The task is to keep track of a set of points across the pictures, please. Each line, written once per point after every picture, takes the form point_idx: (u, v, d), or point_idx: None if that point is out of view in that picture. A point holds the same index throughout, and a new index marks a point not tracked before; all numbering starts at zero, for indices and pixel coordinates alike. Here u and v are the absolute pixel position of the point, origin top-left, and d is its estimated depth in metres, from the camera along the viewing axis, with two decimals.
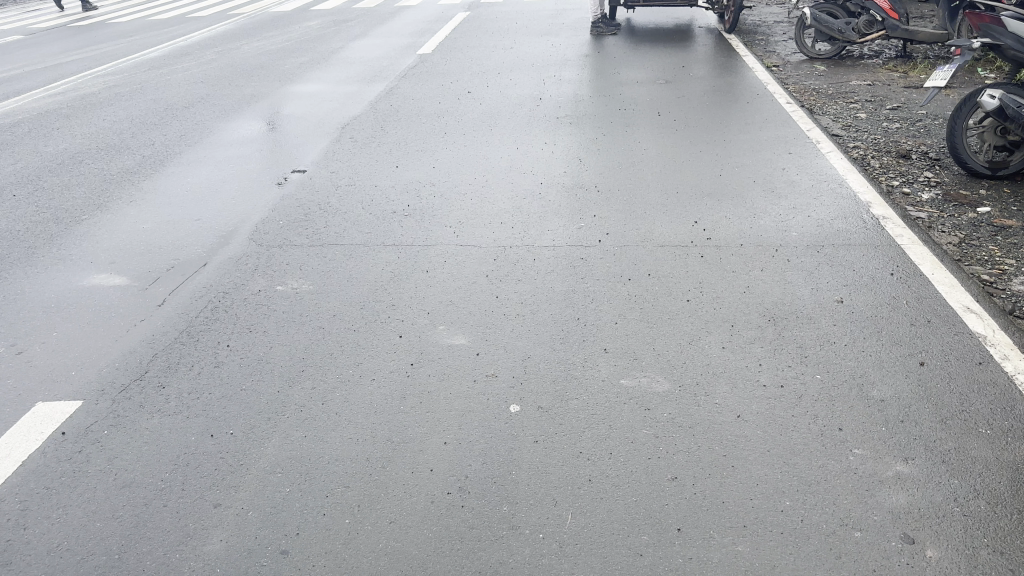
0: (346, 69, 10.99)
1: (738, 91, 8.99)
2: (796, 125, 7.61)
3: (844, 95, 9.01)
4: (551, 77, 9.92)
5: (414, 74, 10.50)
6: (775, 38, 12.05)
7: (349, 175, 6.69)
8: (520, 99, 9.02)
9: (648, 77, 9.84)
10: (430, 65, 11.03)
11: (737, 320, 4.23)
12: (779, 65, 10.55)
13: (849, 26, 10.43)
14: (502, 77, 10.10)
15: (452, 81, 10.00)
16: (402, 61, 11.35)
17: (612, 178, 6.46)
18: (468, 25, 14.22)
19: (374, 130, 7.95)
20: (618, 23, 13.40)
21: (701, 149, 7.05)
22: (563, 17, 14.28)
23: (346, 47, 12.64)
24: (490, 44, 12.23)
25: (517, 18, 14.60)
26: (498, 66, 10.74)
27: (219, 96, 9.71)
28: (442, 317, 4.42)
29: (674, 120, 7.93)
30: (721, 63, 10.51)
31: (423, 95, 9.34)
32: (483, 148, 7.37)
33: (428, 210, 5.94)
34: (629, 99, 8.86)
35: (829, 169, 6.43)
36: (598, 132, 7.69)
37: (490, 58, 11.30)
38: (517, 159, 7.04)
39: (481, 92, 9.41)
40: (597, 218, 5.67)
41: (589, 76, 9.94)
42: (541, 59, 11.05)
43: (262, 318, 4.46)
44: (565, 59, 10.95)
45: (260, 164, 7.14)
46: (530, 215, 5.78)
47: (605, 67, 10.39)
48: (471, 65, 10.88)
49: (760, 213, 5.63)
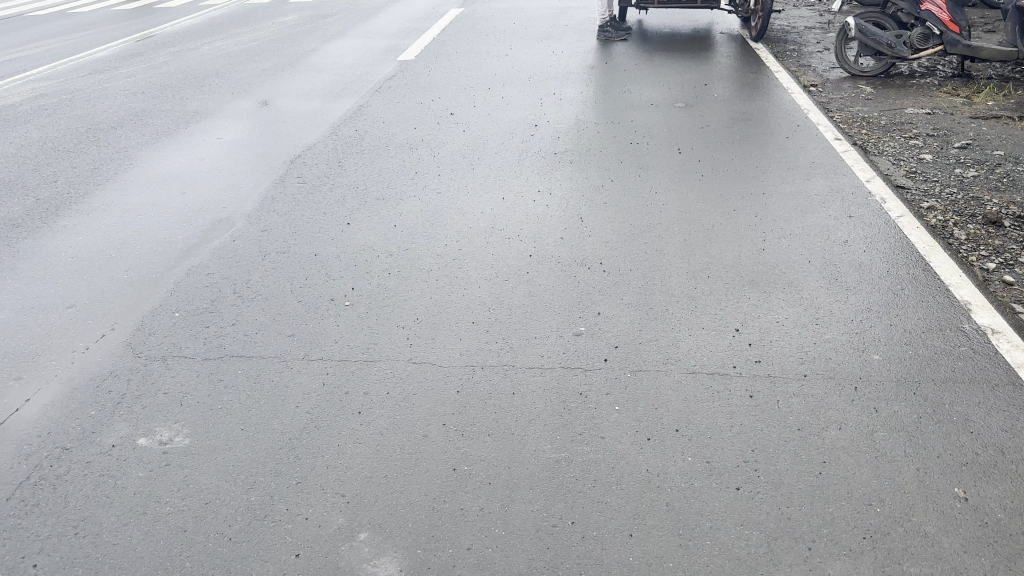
0: (313, 79, 9.51)
1: (773, 120, 7.50)
2: (850, 173, 6.13)
3: (900, 127, 7.50)
4: (549, 97, 8.43)
5: (390, 87, 9.01)
6: (808, 49, 10.55)
7: (283, 236, 5.24)
8: (511, 126, 7.54)
9: (663, 97, 8.35)
10: (410, 75, 9.54)
11: (810, 536, 2.79)
12: (817, 84, 9.05)
13: (900, 40, 8.98)
14: (491, 95, 8.59)
15: (433, 99, 8.51)
16: (379, 70, 9.84)
17: (620, 249, 5.00)
18: (460, 24, 12.70)
19: (329, 166, 6.48)
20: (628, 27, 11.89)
21: (733, 205, 5.59)
22: (566, 18, 12.76)
23: (320, 50, 11.14)
24: (481, 50, 10.74)
25: (516, 17, 13.05)
26: (489, 80, 9.25)
27: (157, 113, 8.24)
28: (368, 507, 2.95)
29: (698, 162, 6.45)
30: (749, 81, 9.02)
31: (397, 117, 7.86)
32: (460, 196, 5.92)
33: (379, 295, 4.50)
34: (642, 128, 7.37)
35: (904, 243, 4.96)
36: (604, 176, 6.22)
37: (480, 68, 9.80)
38: (502, 215, 5.58)
39: (466, 115, 7.92)
40: (602, 318, 4.22)
41: (595, 96, 8.44)
42: (538, 71, 9.55)
43: (99, 505, 3.03)
44: (566, 72, 9.46)
45: (178, 213, 5.67)
46: (512, 309, 4.34)
47: (613, 84, 8.89)
48: (457, 77, 9.38)
49: (821, 315, 4.18)
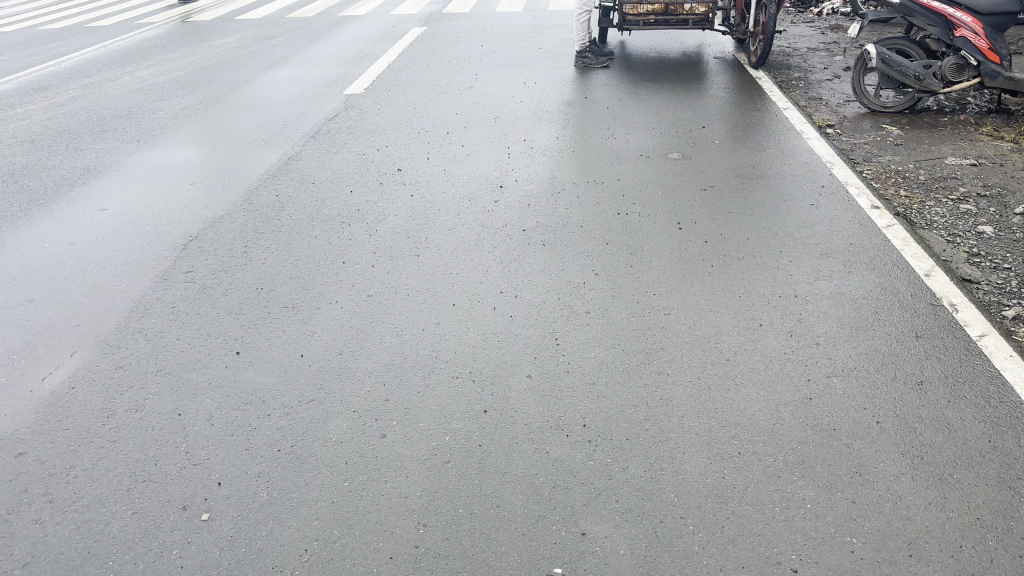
0: (240, 119, 8.08)
1: (791, 178, 6.14)
2: (903, 263, 4.77)
3: (945, 185, 6.16)
4: (518, 148, 7.05)
5: (329, 130, 7.60)
6: (816, 78, 9.25)
7: (145, 382, 3.83)
8: (470, 188, 6.13)
9: (653, 146, 6.98)
10: (355, 115, 8.10)
11: None
12: (834, 123, 7.72)
13: (929, 71, 7.64)
14: (448, 144, 7.20)
15: (377, 148, 7.09)
16: (319, 108, 8.39)
17: (609, 397, 3.59)
18: (420, 47, 11.29)
19: (231, 253, 5.05)
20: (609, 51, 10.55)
21: (757, 317, 4.21)
22: (540, 39, 11.39)
23: (255, 80, 9.70)
24: (439, 81, 9.33)
25: (483, 39, 11.62)
26: (447, 122, 7.84)
27: (39, 170, 6.77)
28: None
29: (705, 245, 5.07)
30: (754, 120, 7.68)
31: (330, 175, 6.42)
32: (397, 299, 4.51)
33: (257, 493, 3.08)
34: (631, 193, 5.99)
35: (1000, 388, 3.61)
36: (587, 269, 4.82)
37: (438, 106, 8.37)
38: (450, 333, 4.16)
39: (416, 171, 6.50)
40: (589, 546, 2.79)
41: (571, 146, 7.06)
42: (506, 110, 8.16)
43: None
44: (539, 111, 8.07)
45: (13, 339, 4.24)
46: (454, 521, 2.90)
47: (593, 128, 7.51)
48: (410, 119, 7.96)
49: (914, 538, 2.81)
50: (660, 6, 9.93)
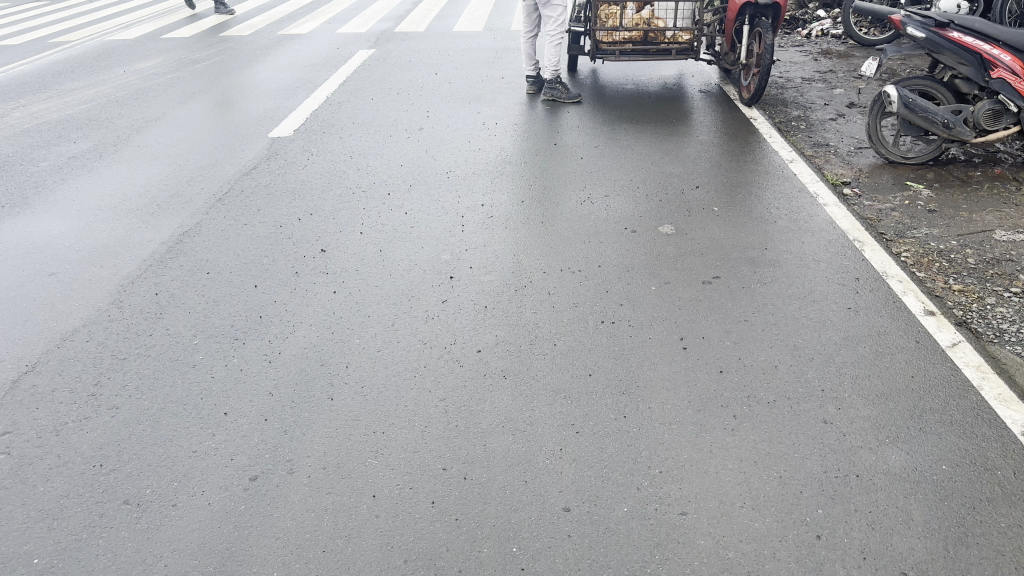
0: (138, 173, 6.69)
1: (815, 263, 4.91)
2: (988, 412, 3.54)
3: (1003, 271, 4.96)
4: (473, 218, 5.74)
5: (243, 190, 6.24)
6: (817, 118, 8.08)
7: None
8: (410, 279, 4.81)
9: (639, 214, 5.71)
10: (276, 168, 6.73)
11: None
12: (849, 178, 6.52)
13: (961, 117, 6.47)
14: (387, 210, 5.88)
15: (297, 216, 5.74)
16: (236, 157, 7.02)
17: None
18: (366, 75, 9.96)
19: (74, 404, 3.69)
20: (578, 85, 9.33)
21: (810, 518, 2.94)
22: (501, 67, 10.12)
23: (168, 118, 8.31)
24: (382, 123, 8.00)
25: (437, 66, 10.30)
26: (387, 178, 6.51)
27: None
28: None
29: (721, 376, 3.78)
30: (756, 175, 6.45)
31: (230, 260, 5.05)
32: (294, 480, 3.15)
33: None
34: (616, 288, 4.69)
35: None
36: (563, 424, 3.46)
37: (379, 157, 7.03)
38: (366, 554, 2.80)
39: (343, 250, 5.16)
40: None
41: (538, 214, 5.77)
42: (459, 163, 6.86)
43: None
44: (499, 165, 6.79)
45: None
46: None
47: (564, 189, 6.24)
48: (343, 173, 6.62)
49: None
50: (639, 33, 8.71)
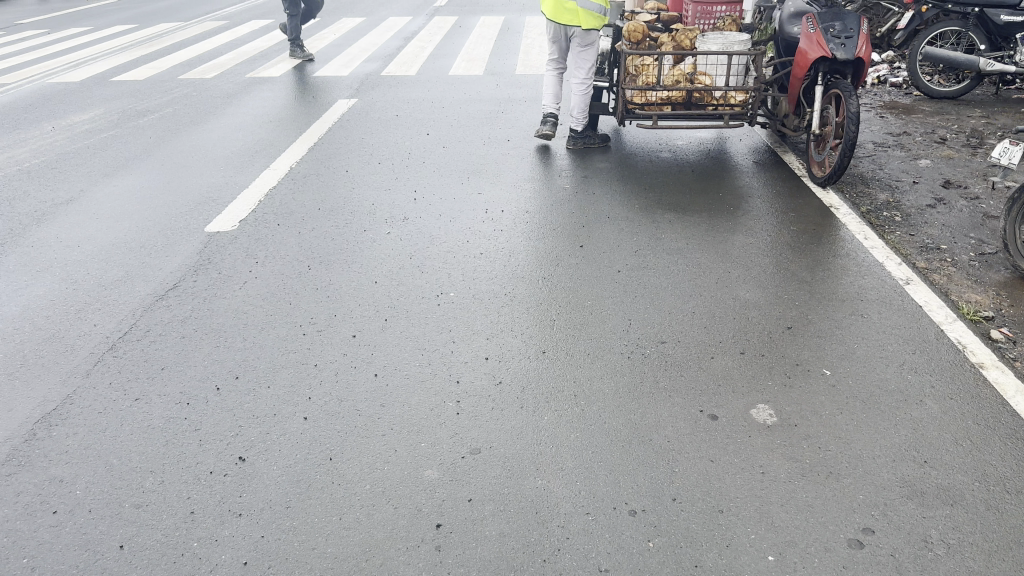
0: (14, 296, 4.95)
1: (1015, 500, 3.12)
2: None
3: None
4: (472, 381, 3.93)
5: (149, 330, 4.48)
6: (913, 205, 6.33)
7: None
8: (371, 525, 3.01)
9: (715, 380, 3.90)
10: (204, 286, 4.97)
11: None
12: (991, 308, 4.73)
13: None
14: (346, 365, 4.10)
15: (214, 381, 3.97)
16: (154, 266, 5.28)
17: None
18: (341, 134, 8.24)
19: None
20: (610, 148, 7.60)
21: None
22: (505, 130, 8.41)
23: (83, 200, 6.58)
24: (354, 209, 6.24)
25: (428, 127, 8.57)
26: (354, 303, 4.75)
27: None
28: None
29: None
30: (864, 303, 4.67)
31: (93, 486, 3.29)
32: None
33: None
34: (709, 557, 2.84)
35: None
36: None
37: (344, 266, 5.25)
38: None
39: (273, 461, 3.38)
40: None
41: (568, 376, 3.95)
42: (452, 276, 5.10)
43: None
44: (507, 282, 5.01)
45: None
46: None
47: (601, 325, 4.44)
48: (291, 294, 4.85)
49: None
50: (681, 93, 7.04)
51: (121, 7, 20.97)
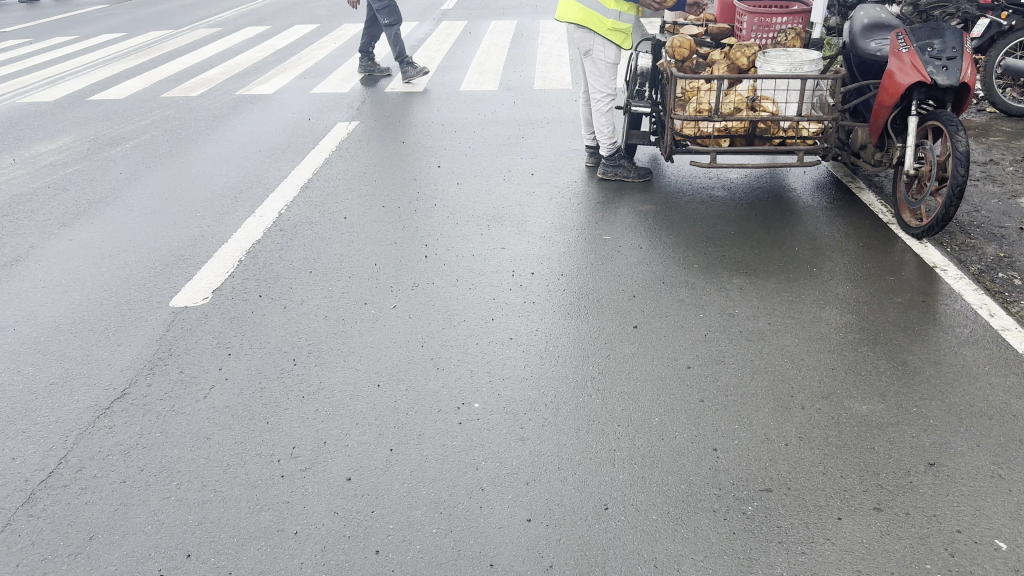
0: None
1: None
2: None
3: None
4: (514, 565, 2.83)
5: (80, 467, 3.41)
6: None
7: None
8: None
9: (852, 565, 2.81)
10: (160, 395, 3.89)
11: None
12: None
13: None
14: (338, 531, 3.00)
15: (157, 563, 2.90)
16: (100, 361, 4.21)
17: None
18: (340, 168, 7.16)
19: None
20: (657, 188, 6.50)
21: None
22: (529, 162, 7.32)
23: (30, 259, 5.52)
24: (352, 273, 5.14)
25: (438, 158, 7.46)
26: (350, 418, 3.64)
27: None
28: None
29: None
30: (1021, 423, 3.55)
31: None
32: None
33: None
34: None
35: None
36: None
37: (339, 358, 4.15)
38: None
39: None
40: None
41: (646, 554, 2.86)
42: (475, 374, 3.99)
43: None
44: (546, 382, 3.90)
45: None
46: None
47: (678, 458, 3.34)
48: (269, 406, 3.76)
49: None
50: (743, 122, 5.89)
51: (111, 12, 19.88)
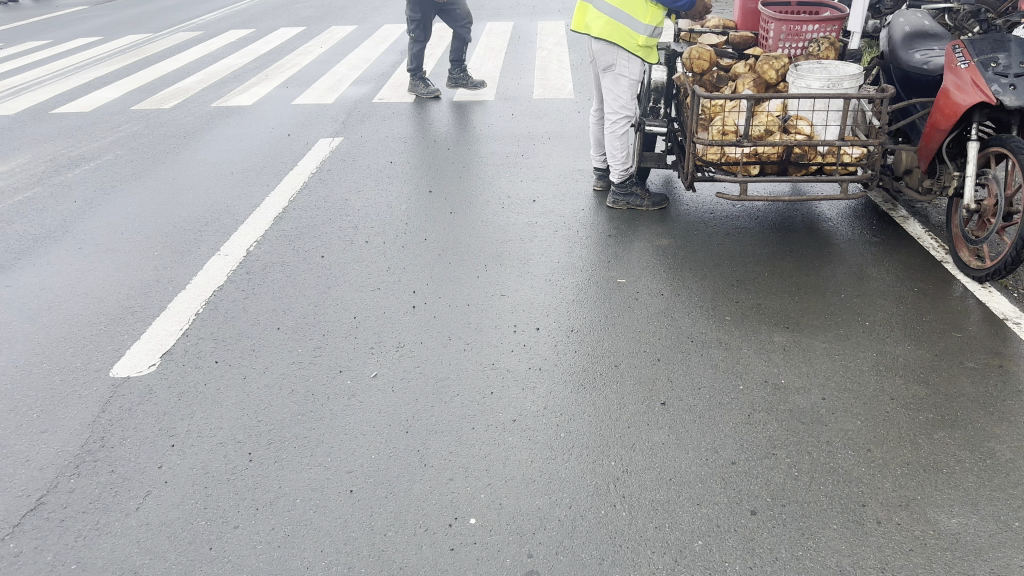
0: None
1: None
2: None
3: None
4: None
5: None
6: None
7: None
8: None
9: None
10: (82, 507, 3.17)
11: None
12: None
13: None
14: None
15: None
16: (16, 457, 3.49)
17: None
18: (320, 196, 6.44)
19: None
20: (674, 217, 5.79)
21: None
22: (529, 186, 6.60)
23: None
24: (327, 328, 4.42)
25: (429, 183, 6.74)
26: (314, 543, 2.91)
27: None
28: None
29: None
30: None
31: None
32: None
33: None
34: None
35: None
36: None
37: (304, 449, 3.43)
38: None
39: None
40: None
41: None
42: (470, 473, 3.26)
43: None
44: (558, 486, 3.16)
45: None
46: None
47: None
48: (215, 524, 3.05)
49: None
50: (777, 147, 5.12)
51: (90, 14, 19.09)
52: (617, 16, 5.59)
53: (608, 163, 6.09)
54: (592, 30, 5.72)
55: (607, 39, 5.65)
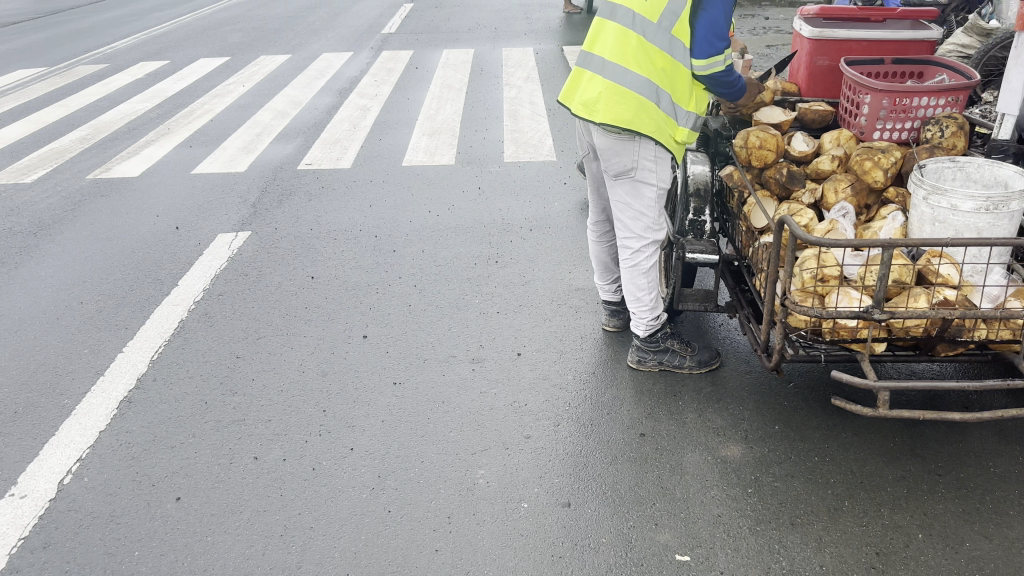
0: None
1: None
2: None
3: None
4: None
5: None
6: None
7: None
8: None
9: None
10: None
11: None
12: None
13: None
14: None
15: None
16: None
17: None
18: (200, 352, 4.36)
19: None
20: (739, 396, 3.80)
21: None
22: (508, 326, 4.59)
23: None
24: None
25: (363, 320, 4.69)
26: None
27: None
28: None
29: None
30: None
31: None
32: None
33: None
34: None
35: None
36: None
37: None
38: None
39: None
40: None
41: None
42: None
43: None
44: None
45: None
46: None
47: None
48: None
49: None
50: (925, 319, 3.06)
51: None
52: (655, 96, 3.60)
53: (631, 306, 4.05)
54: (599, 114, 3.65)
55: (628, 130, 3.62)
